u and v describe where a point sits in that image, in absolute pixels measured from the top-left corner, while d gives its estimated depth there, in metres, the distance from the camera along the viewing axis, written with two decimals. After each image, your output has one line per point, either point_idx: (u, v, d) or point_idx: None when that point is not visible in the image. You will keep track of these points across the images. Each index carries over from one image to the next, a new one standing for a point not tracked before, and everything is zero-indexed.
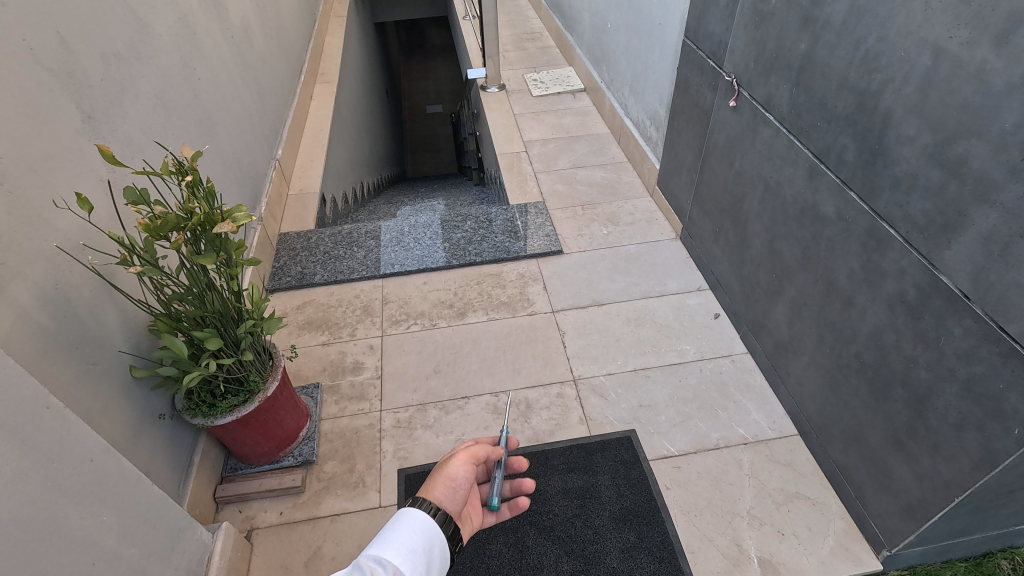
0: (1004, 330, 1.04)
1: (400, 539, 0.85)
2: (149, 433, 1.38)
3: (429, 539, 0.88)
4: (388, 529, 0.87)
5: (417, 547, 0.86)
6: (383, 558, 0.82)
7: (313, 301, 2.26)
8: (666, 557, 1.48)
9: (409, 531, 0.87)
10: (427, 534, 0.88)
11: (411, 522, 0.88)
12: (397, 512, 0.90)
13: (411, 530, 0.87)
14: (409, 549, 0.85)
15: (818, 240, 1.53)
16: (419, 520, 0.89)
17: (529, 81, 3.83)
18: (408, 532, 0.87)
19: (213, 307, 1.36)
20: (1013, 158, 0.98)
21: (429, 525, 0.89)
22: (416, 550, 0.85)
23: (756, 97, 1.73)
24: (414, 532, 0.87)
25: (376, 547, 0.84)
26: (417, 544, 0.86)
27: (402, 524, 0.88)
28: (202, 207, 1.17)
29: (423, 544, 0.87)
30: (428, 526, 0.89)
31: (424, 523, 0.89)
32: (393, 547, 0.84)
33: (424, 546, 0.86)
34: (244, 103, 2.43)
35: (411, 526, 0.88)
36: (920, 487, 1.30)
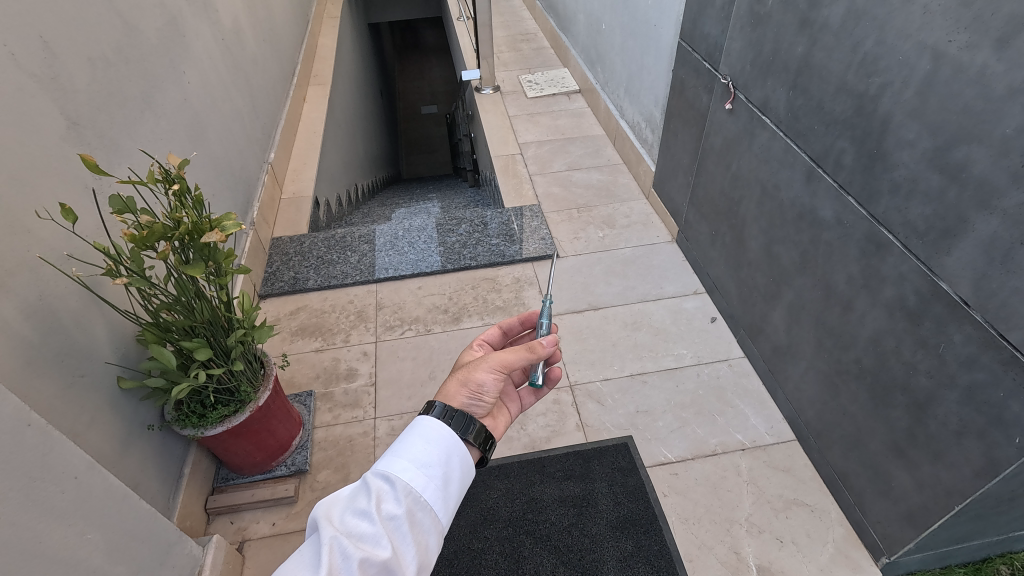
0: (1005, 338, 1.02)
1: (413, 453, 0.84)
2: (137, 446, 1.36)
3: (446, 454, 0.85)
4: (403, 440, 0.86)
5: (432, 461, 0.84)
6: (393, 475, 0.81)
7: (306, 306, 2.24)
8: (664, 566, 1.46)
9: (423, 443, 0.85)
10: (444, 447, 0.86)
11: (427, 433, 0.86)
12: (414, 420, 0.88)
13: (426, 443, 0.85)
14: (422, 463, 0.83)
15: (816, 244, 1.52)
16: (436, 431, 0.87)
17: (524, 82, 3.81)
18: (423, 444, 0.85)
19: (203, 316, 1.34)
20: (1015, 163, 0.96)
21: (446, 436, 0.86)
22: (431, 465, 0.84)
23: (752, 100, 1.72)
24: (429, 444, 0.85)
25: (388, 459, 0.83)
26: (433, 458, 0.84)
27: (418, 434, 0.86)
28: (190, 215, 1.14)
29: (439, 458, 0.85)
30: (445, 437, 0.87)
31: (441, 434, 0.87)
32: (404, 461, 0.83)
33: (441, 461, 0.85)
34: (235, 106, 2.40)
35: (428, 437, 0.86)
36: (920, 495, 1.29)
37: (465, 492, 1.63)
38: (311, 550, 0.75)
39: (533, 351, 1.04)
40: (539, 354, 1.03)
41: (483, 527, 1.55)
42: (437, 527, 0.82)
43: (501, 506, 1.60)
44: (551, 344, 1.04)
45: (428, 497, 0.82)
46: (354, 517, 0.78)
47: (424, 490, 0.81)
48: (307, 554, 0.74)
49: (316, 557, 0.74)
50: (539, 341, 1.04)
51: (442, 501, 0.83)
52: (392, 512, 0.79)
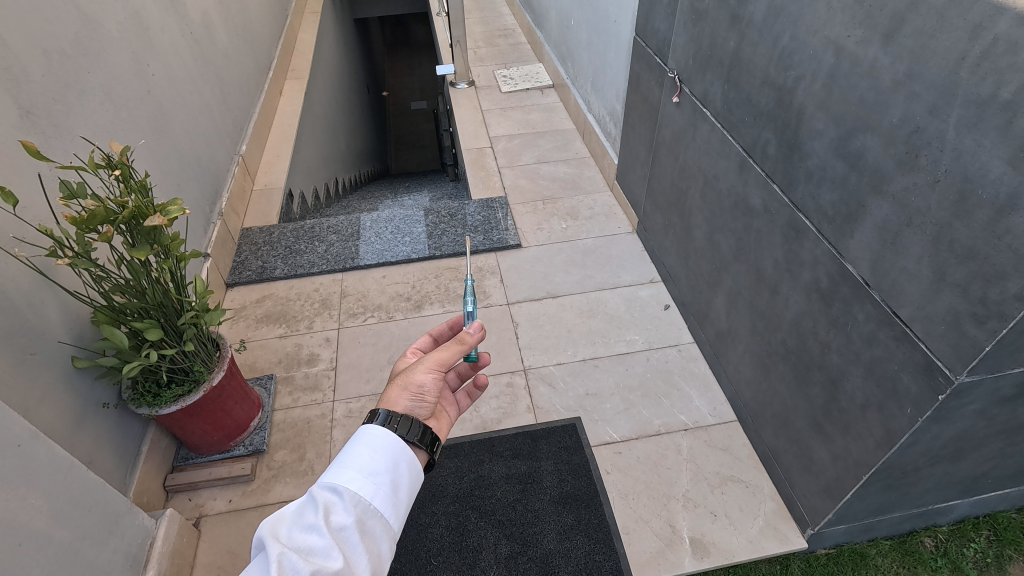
0: (897, 315, 1.09)
1: (359, 462, 0.83)
2: (92, 423, 1.41)
3: (393, 460, 0.85)
4: (349, 450, 0.85)
5: (379, 469, 0.84)
6: (340, 485, 0.80)
7: (272, 294, 2.29)
8: (601, 538, 1.53)
9: (369, 451, 0.85)
10: (391, 453, 0.86)
11: (372, 439, 0.86)
12: (358, 429, 0.87)
13: (371, 450, 0.85)
14: (369, 472, 0.83)
15: (749, 231, 1.59)
16: (380, 437, 0.86)
17: (498, 77, 3.86)
18: (369, 452, 0.85)
19: (154, 298, 1.39)
20: (900, 151, 1.03)
21: (391, 441, 0.86)
22: (378, 471, 0.83)
23: (695, 93, 1.78)
24: (375, 451, 0.85)
25: (335, 470, 0.82)
26: (379, 465, 0.84)
27: (362, 443, 0.86)
28: (135, 200, 1.20)
29: (386, 464, 0.85)
30: (391, 443, 0.86)
31: (386, 439, 0.86)
32: (351, 471, 0.82)
33: (388, 467, 0.84)
34: (204, 99, 2.45)
35: (372, 444, 0.85)
36: (836, 467, 1.36)
37: None
38: (256, 571, 0.72)
39: (464, 342, 1.06)
40: (470, 344, 1.06)
41: (431, 503, 1.61)
42: (389, 532, 0.81)
43: (450, 482, 1.67)
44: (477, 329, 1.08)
45: (378, 505, 0.81)
46: (303, 532, 0.76)
47: (374, 498, 0.81)
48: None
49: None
50: (466, 331, 1.07)
51: (392, 506, 0.83)
52: (342, 522, 0.78)
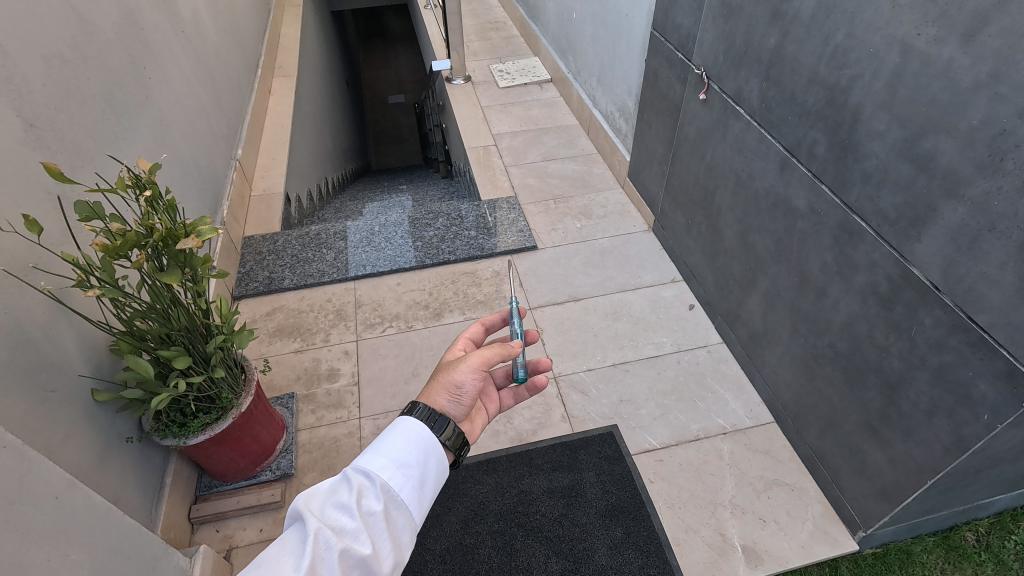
0: (973, 320, 1.07)
1: (392, 450, 0.82)
2: (116, 459, 1.32)
3: (425, 453, 0.83)
4: (382, 437, 0.84)
5: (411, 461, 0.82)
6: (372, 470, 0.79)
7: (282, 306, 2.20)
8: (653, 551, 1.50)
9: (403, 441, 0.83)
10: (423, 447, 0.84)
11: (405, 431, 0.84)
12: (393, 419, 0.86)
13: (405, 441, 0.83)
14: (400, 463, 0.81)
15: (791, 232, 1.56)
16: (414, 430, 0.84)
17: (494, 72, 3.78)
18: (402, 442, 0.83)
19: (180, 324, 1.30)
20: (981, 154, 1.00)
21: (424, 435, 0.84)
22: (409, 463, 0.82)
23: (726, 90, 1.74)
24: (408, 442, 0.83)
25: (367, 455, 0.81)
26: (412, 457, 0.82)
27: (397, 432, 0.84)
28: (164, 221, 1.11)
29: (418, 457, 0.83)
30: (424, 437, 0.85)
31: (420, 434, 0.84)
32: (383, 459, 0.81)
33: (420, 459, 0.83)
34: (199, 101, 2.32)
35: (406, 434, 0.84)
36: (894, 471, 1.35)
37: (455, 488, 1.64)
38: (289, 542, 0.72)
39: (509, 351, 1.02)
40: (515, 353, 1.02)
41: (474, 522, 1.56)
42: (413, 525, 0.80)
43: (491, 500, 1.62)
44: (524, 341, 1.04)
45: (406, 496, 0.80)
46: (334, 511, 0.75)
47: (402, 489, 0.79)
48: (286, 545, 0.72)
49: (296, 548, 0.72)
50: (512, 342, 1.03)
51: (419, 499, 0.81)
52: (372, 508, 0.77)
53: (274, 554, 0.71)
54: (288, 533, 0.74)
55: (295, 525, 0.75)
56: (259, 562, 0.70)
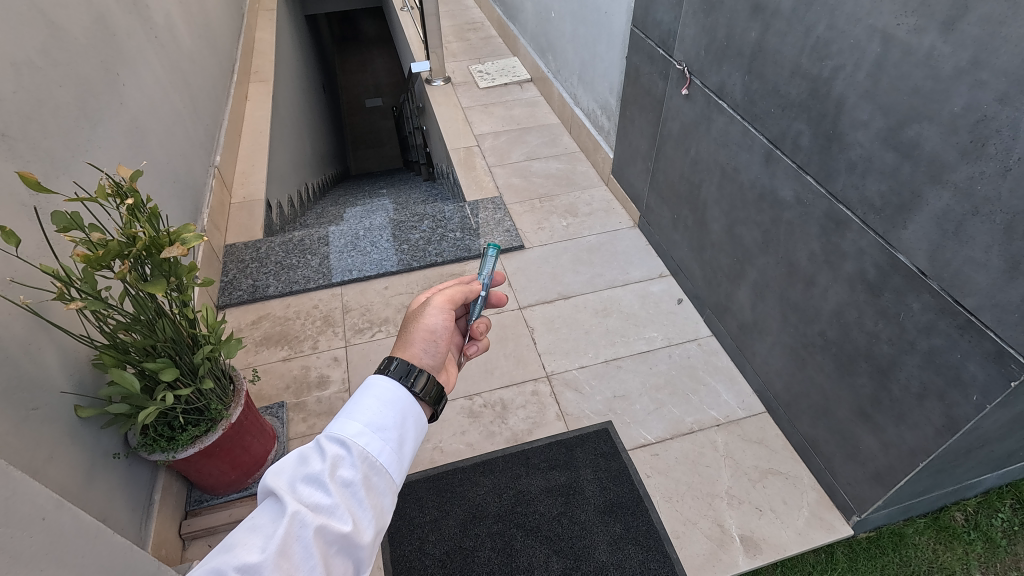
0: (961, 304, 1.09)
1: (366, 414, 0.78)
2: (102, 476, 1.28)
3: (401, 414, 0.80)
4: (355, 400, 0.80)
5: (387, 424, 0.79)
6: (346, 438, 0.75)
7: (268, 314, 2.16)
8: (653, 545, 1.50)
9: (377, 403, 0.80)
10: (399, 407, 0.81)
11: (377, 391, 0.81)
12: (365, 380, 0.82)
13: (379, 403, 0.80)
14: (377, 427, 0.78)
15: (778, 224, 1.58)
16: (388, 390, 0.81)
17: (474, 73, 3.77)
18: (376, 405, 0.80)
19: (166, 334, 1.27)
20: (964, 140, 1.02)
21: (400, 395, 0.81)
22: (385, 427, 0.79)
23: (708, 85, 1.76)
24: (383, 405, 0.80)
25: (340, 422, 0.77)
26: (388, 420, 0.79)
27: (370, 394, 0.81)
28: (147, 230, 1.08)
29: (395, 420, 0.80)
30: (400, 396, 0.82)
31: (395, 394, 0.82)
32: (358, 424, 0.77)
33: (396, 422, 0.80)
34: (175, 107, 2.27)
35: (378, 393, 0.81)
36: (887, 455, 1.37)
37: (452, 491, 1.63)
38: (261, 521, 0.68)
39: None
40: (472, 288, 1.09)
41: (473, 525, 1.55)
42: (393, 489, 0.77)
43: (489, 502, 1.60)
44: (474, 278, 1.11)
45: (385, 461, 0.77)
46: (308, 485, 0.72)
47: (381, 454, 0.76)
48: (258, 524, 0.68)
49: (268, 527, 0.68)
50: (466, 278, 1.11)
51: (398, 463, 0.78)
52: (349, 478, 0.74)
53: (245, 535, 0.67)
54: (259, 510, 0.71)
55: (266, 503, 0.71)
56: (229, 545, 0.66)
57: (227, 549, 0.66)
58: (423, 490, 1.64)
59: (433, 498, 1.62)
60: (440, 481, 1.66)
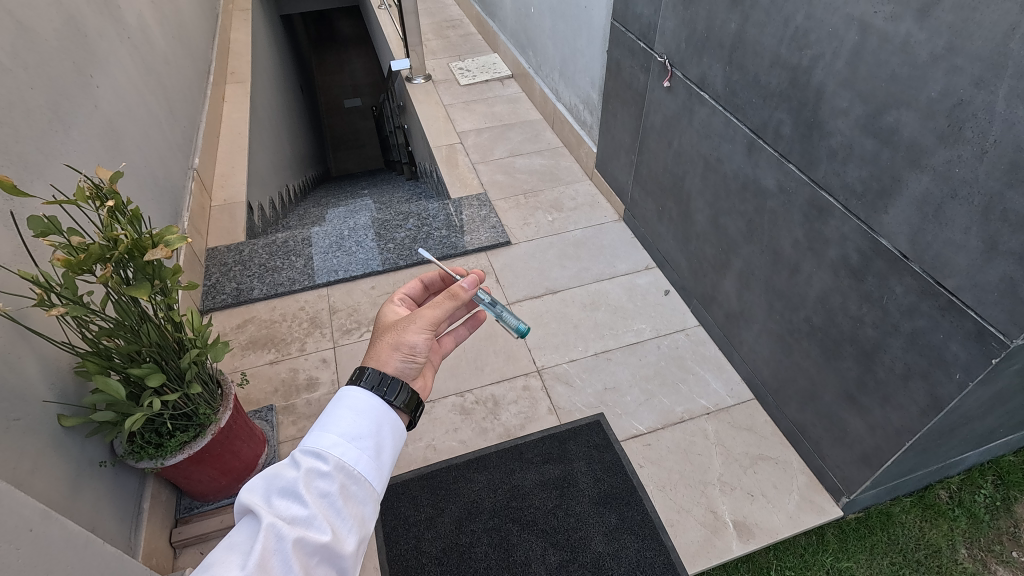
0: (942, 285, 1.12)
1: (341, 424, 0.78)
2: (89, 486, 1.25)
3: (377, 423, 0.80)
4: (330, 411, 0.80)
5: (363, 432, 0.79)
6: (321, 450, 0.74)
7: (253, 318, 2.13)
8: (648, 534, 1.51)
9: (352, 414, 0.80)
10: (374, 415, 0.81)
11: (351, 401, 0.81)
12: (338, 392, 0.82)
13: (354, 414, 0.80)
14: (353, 436, 0.77)
15: (761, 212, 1.60)
16: (362, 401, 0.81)
17: (454, 70, 3.76)
18: (350, 415, 0.79)
19: (151, 339, 1.24)
20: (941, 124, 1.04)
21: (373, 405, 0.81)
22: (361, 435, 0.78)
23: (690, 77, 1.78)
24: (357, 414, 0.80)
25: (315, 434, 0.76)
26: (364, 428, 0.79)
27: (344, 405, 0.80)
28: (129, 232, 1.05)
29: (371, 428, 0.79)
30: (373, 407, 0.81)
31: (370, 404, 0.81)
32: (333, 435, 0.76)
33: (373, 430, 0.79)
34: (150, 109, 2.22)
35: (353, 404, 0.80)
36: (874, 436, 1.40)
37: (446, 489, 1.63)
38: (238, 539, 0.68)
39: (457, 297, 0.98)
40: (463, 299, 0.97)
41: (469, 521, 1.55)
42: (373, 497, 0.76)
43: (484, 498, 1.60)
44: (472, 284, 0.99)
45: (363, 469, 0.76)
46: (284, 499, 0.71)
47: (358, 463, 0.76)
48: (236, 542, 0.68)
49: (246, 544, 0.68)
50: (458, 285, 0.98)
51: (377, 471, 0.78)
52: (326, 490, 0.73)
53: (221, 554, 0.66)
54: (237, 528, 0.70)
55: (244, 520, 0.71)
56: (207, 565, 0.66)
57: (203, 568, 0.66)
58: (417, 489, 1.63)
59: (428, 496, 1.61)
60: (433, 479, 1.65)
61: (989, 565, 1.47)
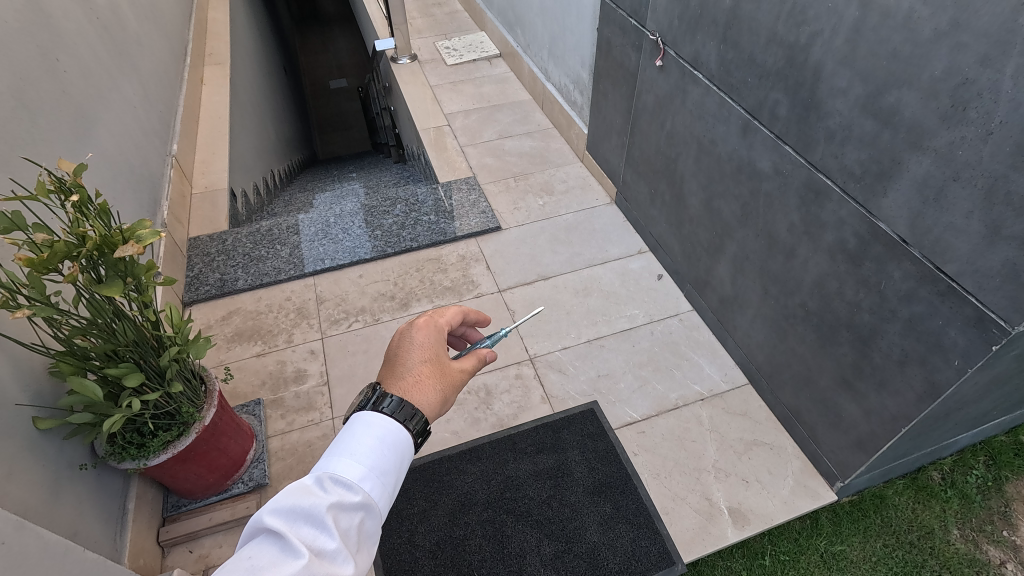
0: (942, 271, 1.09)
1: (366, 455, 0.77)
2: (70, 489, 1.21)
3: (399, 458, 0.80)
4: (354, 438, 0.78)
5: (386, 467, 0.78)
6: (349, 481, 0.74)
7: (238, 309, 2.08)
8: (643, 523, 1.51)
9: (377, 444, 0.79)
10: (397, 450, 0.80)
11: (372, 428, 0.80)
12: (360, 416, 0.81)
13: (379, 445, 0.79)
14: (377, 470, 0.77)
15: (756, 195, 1.56)
16: (383, 427, 0.80)
17: (441, 49, 3.66)
18: (375, 445, 0.79)
19: (127, 337, 1.19)
20: (944, 105, 1.00)
21: (395, 433, 0.80)
22: (384, 471, 0.78)
23: (682, 56, 1.72)
24: (382, 445, 0.79)
25: (341, 462, 0.75)
26: (387, 463, 0.78)
27: (369, 432, 0.80)
28: (97, 228, 1.00)
29: (393, 462, 0.79)
30: (394, 434, 0.81)
31: (391, 431, 0.81)
32: (359, 466, 0.76)
33: (394, 465, 0.79)
34: (124, 94, 2.13)
35: (375, 432, 0.80)
36: (869, 422, 1.39)
37: (440, 481, 1.61)
38: (261, 563, 0.64)
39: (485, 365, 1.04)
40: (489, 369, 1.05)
41: (463, 513, 1.53)
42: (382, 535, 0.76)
43: (478, 490, 1.58)
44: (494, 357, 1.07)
45: (382, 505, 0.76)
46: (309, 526, 0.69)
47: (379, 499, 0.76)
48: (257, 566, 0.64)
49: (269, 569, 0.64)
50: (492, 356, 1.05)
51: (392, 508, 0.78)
52: (348, 523, 0.71)
53: None
54: (252, 550, 0.67)
55: (263, 541, 0.67)
56: None
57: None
58: (410, 482, 1.61)
59: (421, 489, 1.59)
60: (426, 471, 1.63)
61: (981, 545, 1.48)
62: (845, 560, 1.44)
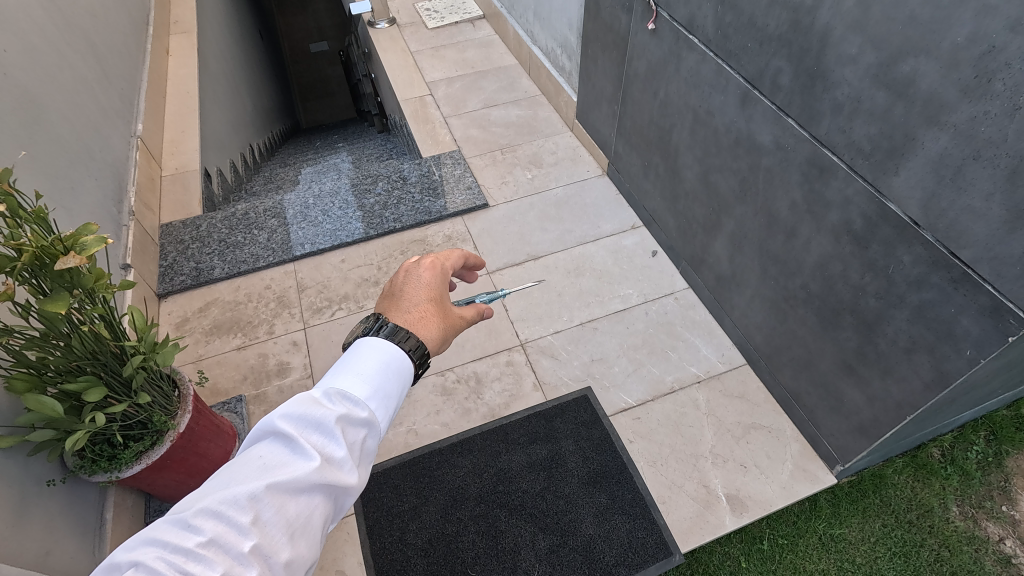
0: (956, 257, 1.01)
1: (371, 372, 0.75)
2: (38, 507, 1.15)
3: (402, 377, 0.77)
4: (357, 353, 0.76)
5: (390, 386, 0.76)
6: (356, 397, 0.72)
7: (216, 300, 1.99)
8: (639, 513, 1.47)
9: (380, 362, 0.76)
10: (401, 372, 0.77)
11: (376, 350, 0.77)
12: (364, 338, 0.78)
13: (382, 363, 0.76)
14: (383, 387, 0.75)
15: (755, 171, 1.47)
16: (387, 351, 0.77)
17: (421, 11, 3.45)
18: (379, 363, 0.76)
19: (86, 348, 1.12)
20: (966, 76, 0.91)
21: (398, 358, 0.77)
22: (389, 392, 0.75)
23: (677, 18, 1.59)
24: (386, 365, 0.76)
25: (347, 376, 0.73)
26: (392, 383, 0.76)
27: (373, 351, 0.77)
28: (33, 238, 0.90)
29: (396, 382, 0.77)
30: (398, 359, 0.77)
31: (393, 358, 0.77)
32: (364, 383, 0.74)
33: (398, 385, 0.77)
34: (77, 72, 1.98)
35: (379, 353, 0.77)
36: (872, 408, 1.34)
37: (429, 476, 1.56)
38: (270, 463, 0.65)
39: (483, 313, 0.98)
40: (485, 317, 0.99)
41: (455, 509, 1.49)
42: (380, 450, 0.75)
43: (469, 484, 1.54)
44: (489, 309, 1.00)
45: (386, 421, 0.74)
46: (317, 433, 0.68)
47: (384, 416, 0.74)
48: (265, 465, 0.65)
49: (276, 468, 0.65)
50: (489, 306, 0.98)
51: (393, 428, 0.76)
52: (355, 435, 0.71)
53: (253, 476, 0.63)
54: (260, 452, 0.67)
55: (270, 442, 0.68)
56: (237, 482, 0.62)
57: (227, 485, 0.63)
58: (399, 477, 1.56)
59: (410, 485, 1.54)
60: (415, 466, 1.58)
61: (981, 522, 1.45)
62: (844, 544, 1.42)
